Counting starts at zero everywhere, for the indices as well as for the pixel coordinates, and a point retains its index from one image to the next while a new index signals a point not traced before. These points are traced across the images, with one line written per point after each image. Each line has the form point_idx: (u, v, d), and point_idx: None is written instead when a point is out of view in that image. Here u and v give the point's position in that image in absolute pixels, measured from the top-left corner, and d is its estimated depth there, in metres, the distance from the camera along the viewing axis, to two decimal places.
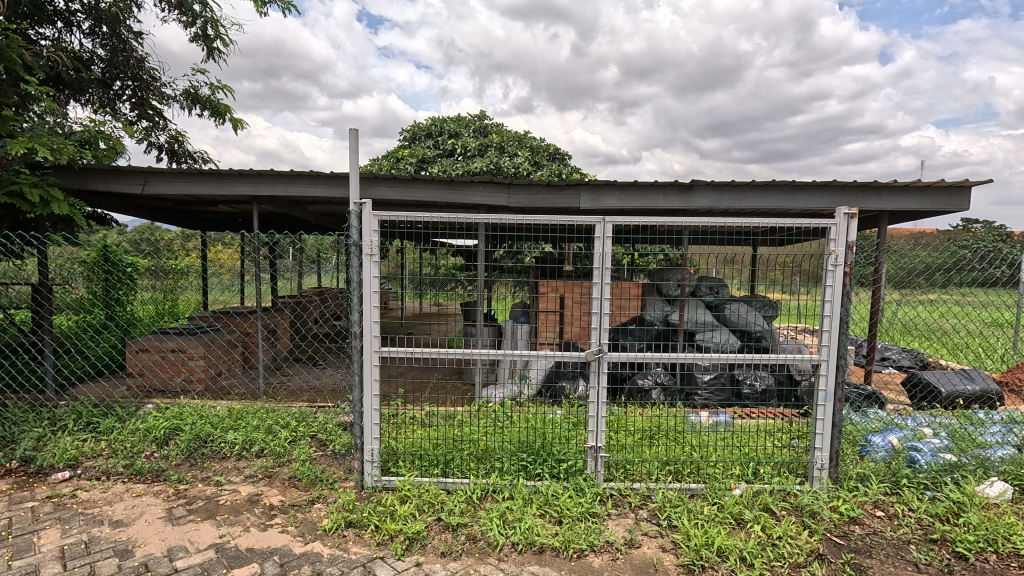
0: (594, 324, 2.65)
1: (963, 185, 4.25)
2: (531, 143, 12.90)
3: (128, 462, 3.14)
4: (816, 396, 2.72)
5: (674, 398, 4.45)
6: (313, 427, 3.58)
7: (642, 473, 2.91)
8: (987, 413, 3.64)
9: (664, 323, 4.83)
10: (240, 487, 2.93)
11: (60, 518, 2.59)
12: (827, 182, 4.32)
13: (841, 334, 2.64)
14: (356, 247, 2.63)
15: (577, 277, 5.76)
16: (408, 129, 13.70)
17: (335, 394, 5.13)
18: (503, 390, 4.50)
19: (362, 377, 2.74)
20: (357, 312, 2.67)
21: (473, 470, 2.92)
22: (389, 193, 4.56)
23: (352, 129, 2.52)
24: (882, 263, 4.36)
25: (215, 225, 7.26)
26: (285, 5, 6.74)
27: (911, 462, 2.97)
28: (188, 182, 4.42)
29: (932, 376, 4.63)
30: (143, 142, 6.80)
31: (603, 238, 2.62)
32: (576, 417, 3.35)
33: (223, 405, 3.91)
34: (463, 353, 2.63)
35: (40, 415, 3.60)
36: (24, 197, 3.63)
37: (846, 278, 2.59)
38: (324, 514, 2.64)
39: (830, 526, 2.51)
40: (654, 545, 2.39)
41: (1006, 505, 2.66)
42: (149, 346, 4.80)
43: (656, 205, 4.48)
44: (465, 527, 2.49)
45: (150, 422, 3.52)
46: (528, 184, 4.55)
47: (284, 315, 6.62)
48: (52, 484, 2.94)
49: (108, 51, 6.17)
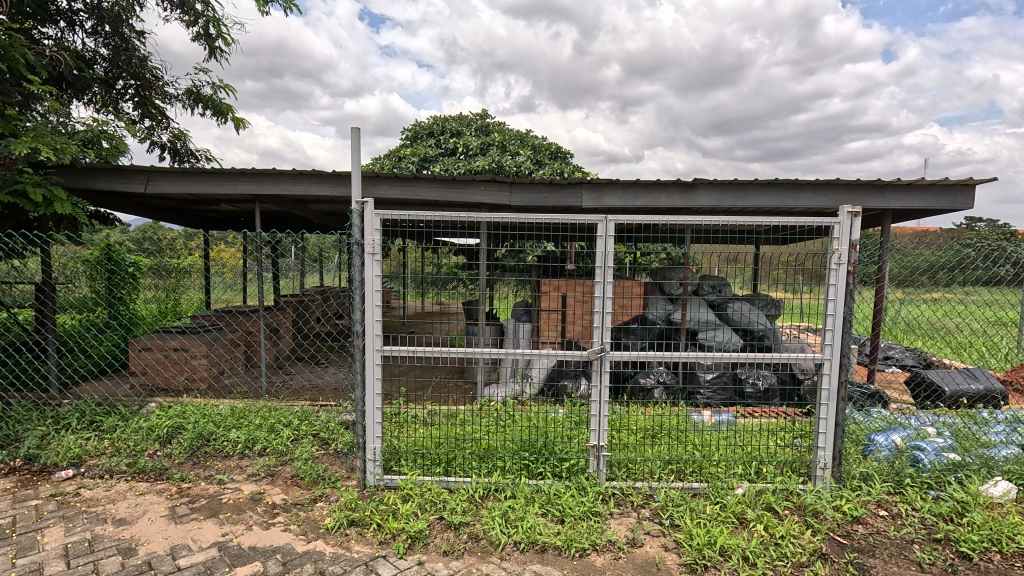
0: (597, 323, 2.64)
1: (968, 183, 4.23)
2: (533, 141, 12.90)
3: (131, 460, 3.15)
4: (819, 395, 2.71)
5: (677, 398, 4.46)
6: (316, 426, 3.59)
7: (644, 472, 2.90)
8: (991, 412, 3.63)
9: (666, 322, 4.83)
10: (243, 486, 2.94)
11: (65, 516, 2.60)
12: (830, 181, 4.31)
13: (844, 333, 2.62)
14: (358, 246, 2.63)
15: (580, 276, 5.76)
16: (410, 128, 13.70)
17: (337, 393, 5.14)
18: (506, 389, 4.51)
19: (364, 376, 2.74)
20: (360, 311, 2.67)
21: (475, 470, 2.92)
22: (391, 192, 4.56)
23: (354, 128, 2.51)
24: (886, 261, 4.34)
25: (217, 224, 7.28)
26: (287, 4, 6.74)
27: (915, 462, 2.96)
28: (190, 181, 4.43)
29: (936, 375, 4.61)
30: (146, 141, 6.82)
31: (606, 236, 2.61)
32: (578, 416, 3.35)
33: (226, 403, 3.93)
34: (465, 352, 2.63)
35: (44, 413, 3.62)
36: (28, 197, 3.64)
37: (850, 276, 2.58)
38: (327, 512, 2.64)
39: (833, 526, 2.50)
40: (656, 545, 2.39)
41: (1011, 505, 2.65)
42: (152, 345, 4.81)
43: (658, 204, 4.47)
44: (467, 526, 2.49)
45: (153, 421, 3.54)
46: (530, 183, 4.54)
47: (287, 314, 6.64)
48: (56, 482, 2.95)
49: (110, 50, 6.18)
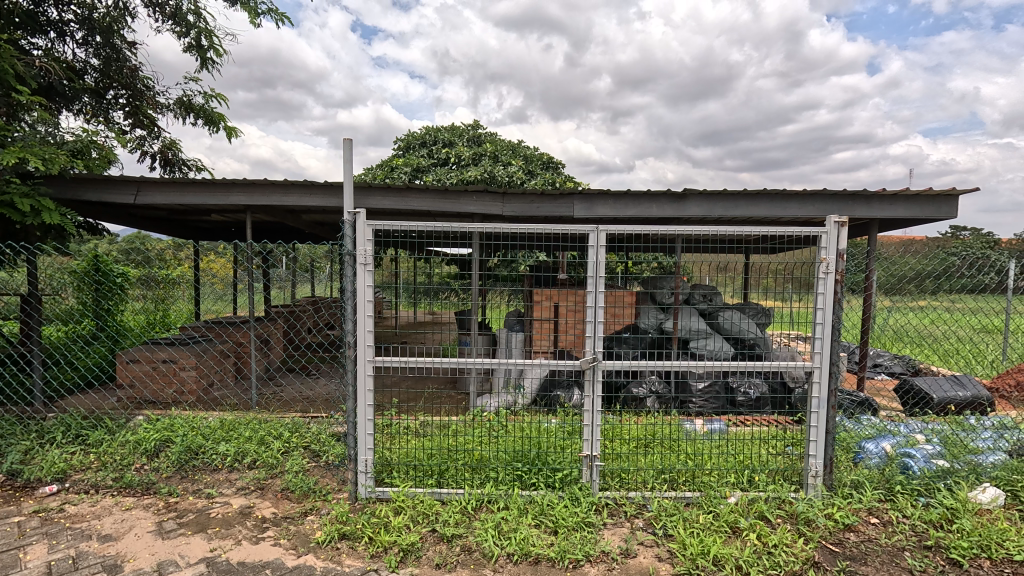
0: (588, 332, 2.67)
1: (952, 193, 4.31)
2: (525, 152, 13.06)
3: (117, 475, 3.09)
4: (809, 403, 2.74)
5: (668, 406, 4.53)
6: (307, 438, 3.55)
7: (637, 483, 2.91)
8: (977, 419, 3.69)
9: (658, 331, 4.94)
10: (232, 500, 2.89)
11: (48, 533, 2.55)
12: (818, 191, 4.38)
13: (833, 341, 2.65)
14: (350, 257, 2.62)
15: (571, 285, 5.80)
16: (403, 138, 13.75)
17: (329, 404, 5.11)
18: (498, 399, 4.52)
19: (355, 387, 2.70)
20: (351, 322, 2.65)
21: (468, 481, 2.90)
22: (383, 202, 4.56)
23: (347, 138, 2.52)
24: (873, 270, 4.41)
25: (208, 234, 7.24)
26: (279, 17, 6.78)
27: (905, 469, 2.98)
28: (181, 191, 4.41)
29: (923, 382, 4.65)
30: (136, 151, 6.78)
31: (597, 247, 2.63)
32: (570, 427, 3.36)
33: (215, 416, 3.88)
34: (458, 362, 2.62)
35: (28, 427, 3.54)
36: (15, 207, 3.60)
37: (837, 285, 2.61)
38: (317, 526, 2.61)
39: (826, 534, 2.51)
40: (650, 555, 2.38)
41: (999, 511, 2.68)
42: (140, 356, 4.75)
43: (649, 214, 4.52)
44: (460, 538, 2.47)
45: (140, 434, 3.48)
46: (522, 194, 4.58)
47: (277, 325, 6.59)
48: (40, 498, 2.88)
49: (101, 60, 6.17)
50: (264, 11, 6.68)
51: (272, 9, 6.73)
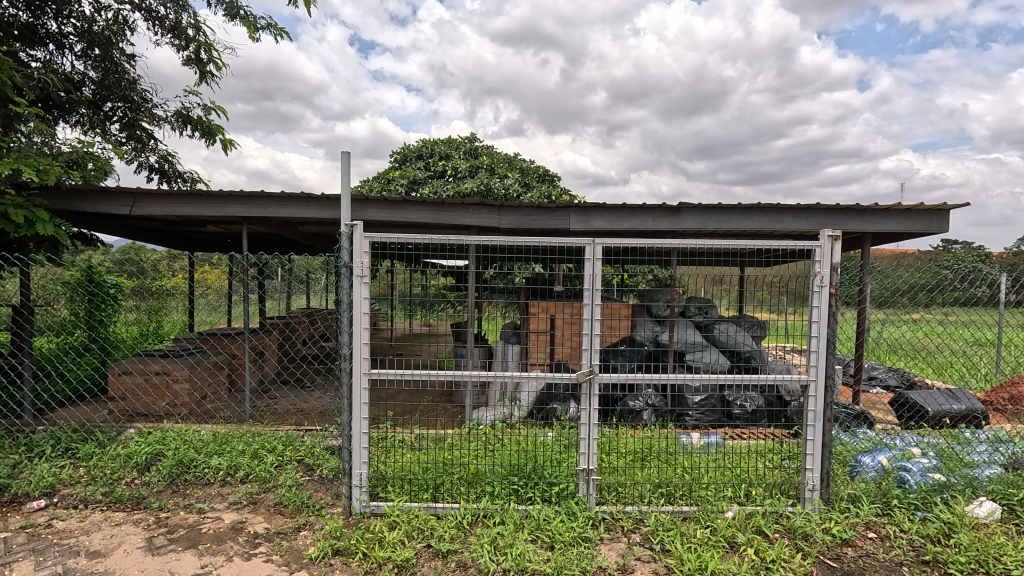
0: (585, 345, 2.65)
1: (943, 207, 4.35)
2: (522, 164, 13.24)
3: (107, 489, 3.04)
4: (805, 416, 2.73)
5: (665, 419, 4.60)
6: (301, 451, 3.51)
7: (634, 496, 2.89)
8: (972, 431, 3.71)
9: (653, 343, 5.00)
10: (224, 515, 2.85)
11: (35, 549, 2.50)
12: (811, 205, 4.45)
13: (829, 354, 2.65)
14: (347, 269, 2.62)
15: (568, 297, 5.83)
16: (400, 150, 13.83)
17: (323, 416, 5.12)
18: (495, 411, 4.58)
19: (351, 401, 2.67)
20: (348, 334, 2.64)
21: (463, 495, 2.87)
22: (380, 214, 4.57)
23: (346, 152, 2.54)
24: (867, 282, 4.43)
25: (204, 245, 7.22)
26: (279, 31, 6.87)
27: (902, 482, 2.97)
28: (178, 203, 4.41)
29: (918, 395, 4.66)
30: (133, 162, 6.77)
31: (594, 259, 2.64)
32: (567, 440, 3.35)
33: (208, 429, 3.83)
34: (455, 374, 2.57)
35: (17, 440, 3.47)
36: (8, 218, 3.56)
37: (832, 298, 2.64)
38: (311, 542, 2.57)
39: (824, 549, 2.50)
40: (647, 570, 2.35)
41: (995, 526, 2.68)
42: (133, 368, 4.72)
43: (644, 227, 4.56)
44: (455, 553, 2.44)
45: (132, 448, 3.44)
46: (518, 207, 4.62)
47: (273, 337, 6.52)
48: (26, 514, 2.83)
49: (100, 72, 6.22)
50: (264, 26, 6.75)
51: (271, 24, 6.80)
